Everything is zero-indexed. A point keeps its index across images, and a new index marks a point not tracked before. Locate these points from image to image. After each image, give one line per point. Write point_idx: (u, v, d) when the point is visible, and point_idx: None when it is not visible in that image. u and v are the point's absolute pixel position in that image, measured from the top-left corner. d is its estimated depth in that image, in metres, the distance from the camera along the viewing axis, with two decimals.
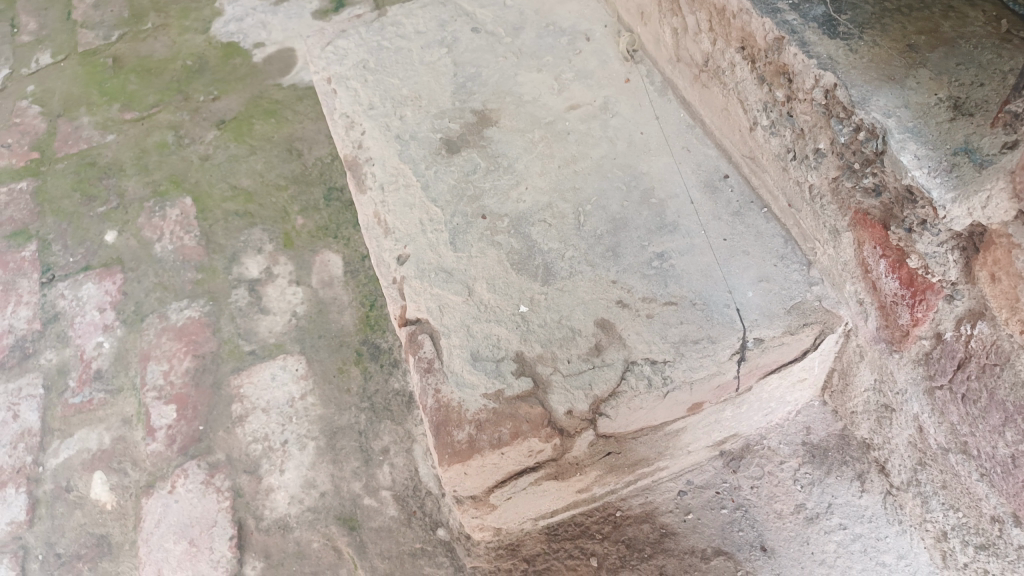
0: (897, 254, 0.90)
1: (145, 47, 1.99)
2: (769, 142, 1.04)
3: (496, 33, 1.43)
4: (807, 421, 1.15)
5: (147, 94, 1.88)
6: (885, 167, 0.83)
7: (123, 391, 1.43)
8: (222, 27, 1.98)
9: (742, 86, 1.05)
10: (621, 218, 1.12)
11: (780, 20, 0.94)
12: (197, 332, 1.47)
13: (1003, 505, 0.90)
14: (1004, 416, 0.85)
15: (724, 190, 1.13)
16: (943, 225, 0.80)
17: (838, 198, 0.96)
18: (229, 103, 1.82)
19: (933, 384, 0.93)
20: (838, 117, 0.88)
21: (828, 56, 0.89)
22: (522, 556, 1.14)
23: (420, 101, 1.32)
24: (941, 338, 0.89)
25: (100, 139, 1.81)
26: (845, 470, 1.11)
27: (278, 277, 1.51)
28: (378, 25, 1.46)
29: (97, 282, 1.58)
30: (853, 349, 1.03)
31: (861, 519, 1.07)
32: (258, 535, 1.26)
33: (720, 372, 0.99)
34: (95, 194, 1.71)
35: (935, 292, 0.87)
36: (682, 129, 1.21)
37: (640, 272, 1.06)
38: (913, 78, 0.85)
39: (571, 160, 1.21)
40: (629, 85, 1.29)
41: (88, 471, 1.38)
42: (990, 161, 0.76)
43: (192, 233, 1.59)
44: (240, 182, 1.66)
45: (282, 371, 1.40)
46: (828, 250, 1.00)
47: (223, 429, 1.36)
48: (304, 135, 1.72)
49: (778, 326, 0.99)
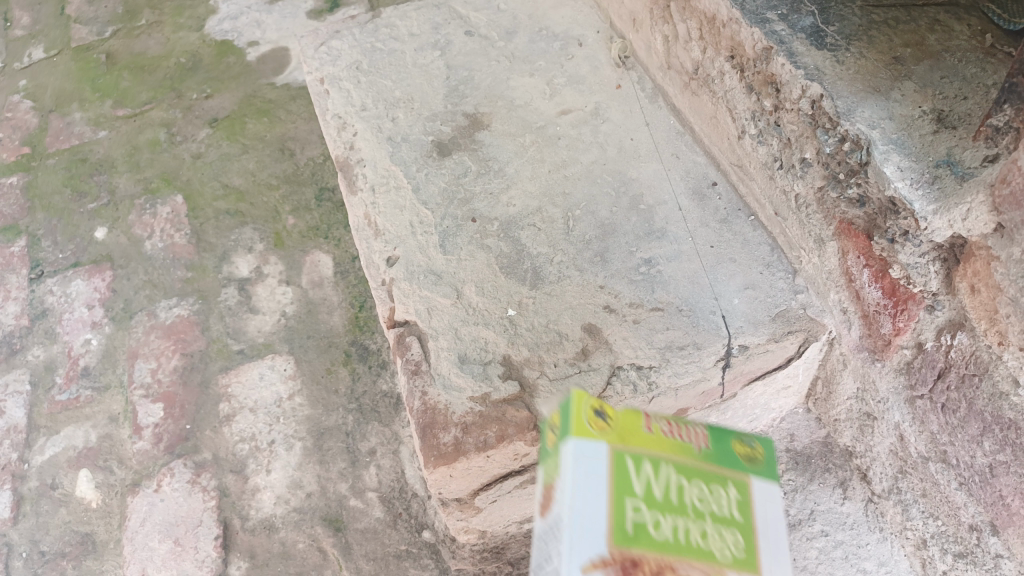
0: (880, 264, 0.91)
1: (139, 44, 1.98)
2: (756, 151, 1.05)
3: (490, 36, 1.43)
4: (792, 428, 1.16)
5: (140, 91, 1.88)
6: (869, 178, 0.84)
7: (111, 389, 1.43)
8: (216, 25, 1.98)
9: (731, 95, 1.07)
10: (609, 223, 1.13)
11: (769, 30, 0.95)
12: (186, 331, 1.47)
13: (980, 514, 0.91)
14: (982, 426, 0.86)
15: (712, 198, 1.14)
16: (924, 236, 0.81)
17: (823, 208, 0.97)
18: (221, 101, 1.82)
19: (914, 393, 0.94)
20: (824, 127, 0.90)
21: (815, 67, 0.90)
22: (507, 559, 1.16)
23: (412, 104, 1.33)
24: (922, 348, 0.90)
25: (92, 135, 1.81)
26: (828, 477, 1.11)
27: (268, 276, 1.51)
28: (372, 26, 1.46)
29: (87, 279, 1.58)
30: (837, 357, 1.04)
31: (842, 526, 1.08)
32: (243, 535, 1.26)
33: (704, 379, 1.00)
34: (86, 190, 1.71)
35: (917, 302, 0.88)
36: (672, 136, 1.22)
37: (627, 278, 1.07)
38: (898, 90, 0.86)
39: (560, 165, 1.21)
40: (620, 91, 1.30)
41: (74, 468, 1.37)
42: (971, 174, 0.77)
43: (182, 231, 1.59)
44: (231, 180, 1.66)
45: (270, 371, 1.40)
46: (813, 259, 1.00)
47: (210, 428, 1.36)
48: (296, 135, 1.72)
49: (763, 333, 1.00)
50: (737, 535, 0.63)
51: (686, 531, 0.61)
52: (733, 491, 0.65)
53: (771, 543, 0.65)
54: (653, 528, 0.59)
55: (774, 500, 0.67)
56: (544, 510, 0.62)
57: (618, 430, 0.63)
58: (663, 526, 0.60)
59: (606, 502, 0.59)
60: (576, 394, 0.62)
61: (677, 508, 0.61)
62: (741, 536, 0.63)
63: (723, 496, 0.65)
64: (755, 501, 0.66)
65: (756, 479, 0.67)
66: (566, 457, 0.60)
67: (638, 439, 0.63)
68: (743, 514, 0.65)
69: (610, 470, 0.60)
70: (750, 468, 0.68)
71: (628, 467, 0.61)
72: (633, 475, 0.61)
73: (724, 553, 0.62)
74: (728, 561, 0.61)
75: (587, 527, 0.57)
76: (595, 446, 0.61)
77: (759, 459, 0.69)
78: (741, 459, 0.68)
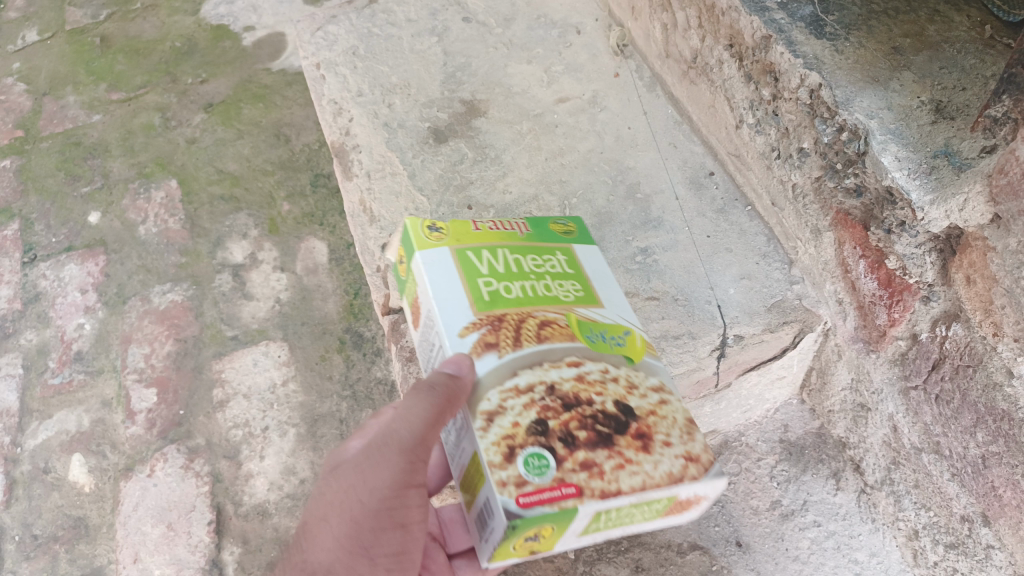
0: (876, 254, 0.91)
1: (134, 27, 1.97)
2: (754, 140, 1.05)
3: (488, 23, 1.42)
4: (785, 419, 1.15)
5: (134, 74, 1.86)
6: (866, 168, 0.84)
7: (103, 373, 1.43)
8: (211, 10, 1.97)
9: (730, 84, 1.07)
10: (606, 212, 1.12)
11: (768, 19, 0.95)
12: (180, 316, 1.46)
13: (972, 505, 0.91)
14: (976, 417, 0.86)
15: (709, 188, 1.13)
16: (921, 227, 0.81)
17: (821, 198, 0.97)
18: (217, 86, 1.80)
19: (907, 384, 0.94)
20: (822, 117, 0.89)
21: (814, 56, 0.90)
22: None
23: (409, 90, 1.32)
24: (917, 339, 0.90)
25: (86, 119, 1.79)
26: (821, 468, 1.10)
27: (262, 262, 1.51)
28: (370, 12, 1.45)
29: (80, 263, 1.57)
30: (831, 348, 1.04)
31: (835, 516, 1.07)
32: (236, 520, 1.26)
33: (699, 368, 0.99)
34: (80, 174, 1.70)
35: (912, 293, 0.88)
36: (669, 125, 1.22)
37: (623, 267, 1.06)
38: (897, 80, 0.86)
39: (557, 154, 1.21)
40: (618, 79, 1.29)
41: (66, 452, 1.37)
42: (969, 164, 0.76)
43: (176, 216, 1.59)
44: (226, 166, 1.65)
45: (264, 357, 1.40)
46: (809, 249, 1.00)
47: (203, 414, 1.36)
48: (292, 121, 1.71)
49: (758, 324, 1.00)
50: (577, 281, 0.75)
51: (534, 286, 0.72)
52: (562, 254, 0.78)
53: (609, 280, 0.77)
54: (506, 292, 0.71)
55: (597, 255, 0.80)
56: (420, 315, 0.75)
57: (452, 235, 0.75)
58: (514, 289, 0.71)
59: (459, 282, 0.71)
60: (412, 222, 0.76)
61: (520, 272, 0.73)
62: (582, 281, 0.75)
63: (554, 258, 0.76)
64: (584, 259, 0.78)
65: (577, 245, 0.79)
66: (416, 265, 0.73)
67: (471, 236, 0.75)
68: (577, 268, 0.77)
69: (456, 260, 0.73)
70: (572, 237, 0.80)
71: (471, 257, 0.73)
72: (476, 261, 0.73)
73: (571, 295, 0.73)
74: (574, 300, 0.73)
75: (452, 306, 0.69)
76: (438, 250, 0.73)
77: (573, 231, 0.81)
78: (560, 234, 0.80)
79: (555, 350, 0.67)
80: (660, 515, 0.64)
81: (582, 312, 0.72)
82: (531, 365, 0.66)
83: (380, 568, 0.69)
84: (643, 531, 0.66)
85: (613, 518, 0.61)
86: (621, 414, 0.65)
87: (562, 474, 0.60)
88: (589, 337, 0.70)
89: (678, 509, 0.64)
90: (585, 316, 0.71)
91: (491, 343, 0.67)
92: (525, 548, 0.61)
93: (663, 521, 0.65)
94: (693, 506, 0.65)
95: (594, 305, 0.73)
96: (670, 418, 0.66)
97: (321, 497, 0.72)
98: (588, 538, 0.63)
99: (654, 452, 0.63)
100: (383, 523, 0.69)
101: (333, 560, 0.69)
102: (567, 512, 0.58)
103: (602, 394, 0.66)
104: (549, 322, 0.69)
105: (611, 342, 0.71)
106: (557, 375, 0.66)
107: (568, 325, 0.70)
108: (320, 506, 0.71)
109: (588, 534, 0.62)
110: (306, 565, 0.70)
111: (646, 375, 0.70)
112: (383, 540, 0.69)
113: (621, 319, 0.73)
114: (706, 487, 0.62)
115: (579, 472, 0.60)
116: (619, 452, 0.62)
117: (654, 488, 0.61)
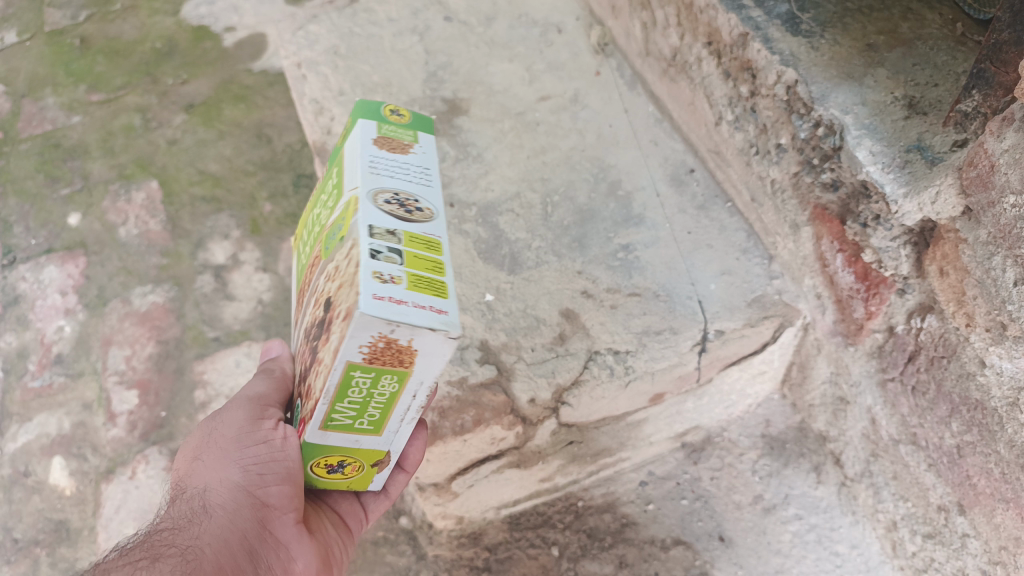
0: (853, 248, 0.92)
1: (114, 29, 1.93)
2: (733, 137, 1.05)
3: (469, 22, 1.41)
4: (767, 413, 1.15)
5: (114, 75, 1.84)
6: (842, 163, 0.85)
7: (84, 375, 1.42)
8: (192, 10, 1.92)
9: (708, 81, 1.07)
10: (587, 209, 1.13)
11: (745, 16, 0.96)
12: (161, 318, 1.45)
13: (948, 494, 0.92)
14: (950, 408, 0.87)
15: (689, 184, 1.14)
16: (895, 220, 0.82)
17: (799, 194, 0.97)
18: (198, 87, 1.78)
19: (885, 376, 0.96)
20: (798, 113, 0.90)
21: (791, 53, 0.91)
22: (483, 545, 1.14)
23: (390, 89, 1.33)
24: (893, 332, 0.92)
25: (66, 120, 1.78)
26: (802, 462, 1.11)
27: (245, 264, 1.50)
28: (351, 11, 1.45)
29: (60, 265, 1.56)
30: (811, 342, 1.05)
31: (816, 509, 1.08)
32: None
33: (680, 363, 1.00)
34: (60, 176, 1.69)
35: (888, 286, 0.90)
36: (650, 123, 1.22)
37: (604, 264, 1.07)
38: (871, 77, 0.87)
39: (539, 151, 1.21)
40: (599, 78, 1.29)
41: (46, 456, 1.36)
42: (941, 158, 0.77)
43: (157, 217, 1.57)
44: (207, 166, 1.64)
45: (246, 358, 1.40)
46: (788, 245, 1.01)
47: (185, 416, 1.35)
48: (273, 121, 1.70)
49: (739, 318, 1.01)
50: (335, 189, 0.76)
51: (318, 228, 0.79)
52: (335, 169, 0.78)
53: (353, 156, 0.73)
54: (309, 254, 0.82)
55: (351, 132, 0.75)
56: None
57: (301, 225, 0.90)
58: (311, 245, 0.81)
59: (297, 269, 0.86)
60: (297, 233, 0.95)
61: (316, 226, 0.80)
62: (335, 184, 0.75)
63: (330, 178, 0.79)
64: (342, 155, 0.77)
65: (342, 146, 0.78)
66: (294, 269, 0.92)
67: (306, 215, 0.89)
68: (336, 172, 0.77)
69: (299, 251, 0.88)
70: (343, 141, 0.79)
71: (302, 239, 0.87)
72: (304, 239, 0.86)
73: (329, 213, 0.76)
74: (330, 217, 0.75)
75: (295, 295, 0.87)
76: (296, 248, 0.90)
77: (347, 126, 0.79)
78: (338, 146, 0.81)
79: (312, 288, 0.75)
80: (379, 370, 0.63)
81: (331, 225, 0.74)
82: (305, 319, 0.77)
83: (253, 474, 0.74)
84: (412, 380, 0.65)
85: (347, 411, 0.68)
86: (326, 316, 0.67)
87: (301, 409, 0.73)
88: (329, 248, 0.72)
89: (385, 357, 0.62)
90: (330, 229, 0.73)
91: (297, 315, 0.82)
92: (350, 469, 0.78)
93: (408, 365, 0.63)
94: (390, 343, 0.60)
95: (337, 206, 0.73)
96: (344, 282, 0.64)
97: (191, 446, 0.81)
98: (371, 423, 0.70)
99: (331, 337, 0.64)
100: (244, 440, 0.76)
101: (208, 481, 0.75)
102: (300, 446, 0.73)
103: (323, 307, 0.69)
104: (316, 261, 0.76)
105: (337, 233, 0.70)
106: (311, 314, 0.74)
107: (323, 251, 0.74)
108: (193, 450, 0.79)
109: (366, 428, 0.71)
110: (185, 493, 0.76)
111: (347, 245, 0.66)
112: (250, 450, 0.75)
113: (345, 200, 0.71)
114: (347, 343, 0.60)
115: (308, 403, 0.71)
116: (321, 359, 0.67)
117: (327, 382, 0.65)
